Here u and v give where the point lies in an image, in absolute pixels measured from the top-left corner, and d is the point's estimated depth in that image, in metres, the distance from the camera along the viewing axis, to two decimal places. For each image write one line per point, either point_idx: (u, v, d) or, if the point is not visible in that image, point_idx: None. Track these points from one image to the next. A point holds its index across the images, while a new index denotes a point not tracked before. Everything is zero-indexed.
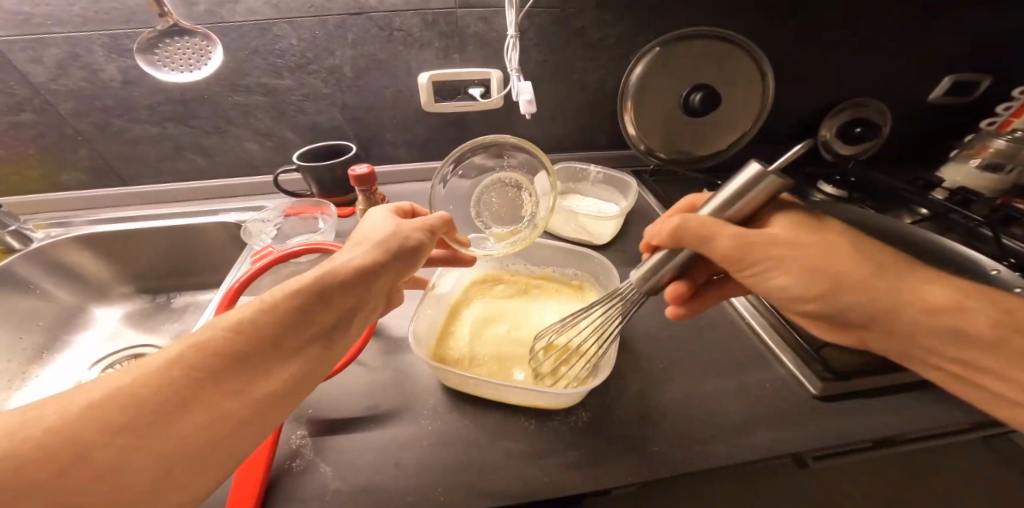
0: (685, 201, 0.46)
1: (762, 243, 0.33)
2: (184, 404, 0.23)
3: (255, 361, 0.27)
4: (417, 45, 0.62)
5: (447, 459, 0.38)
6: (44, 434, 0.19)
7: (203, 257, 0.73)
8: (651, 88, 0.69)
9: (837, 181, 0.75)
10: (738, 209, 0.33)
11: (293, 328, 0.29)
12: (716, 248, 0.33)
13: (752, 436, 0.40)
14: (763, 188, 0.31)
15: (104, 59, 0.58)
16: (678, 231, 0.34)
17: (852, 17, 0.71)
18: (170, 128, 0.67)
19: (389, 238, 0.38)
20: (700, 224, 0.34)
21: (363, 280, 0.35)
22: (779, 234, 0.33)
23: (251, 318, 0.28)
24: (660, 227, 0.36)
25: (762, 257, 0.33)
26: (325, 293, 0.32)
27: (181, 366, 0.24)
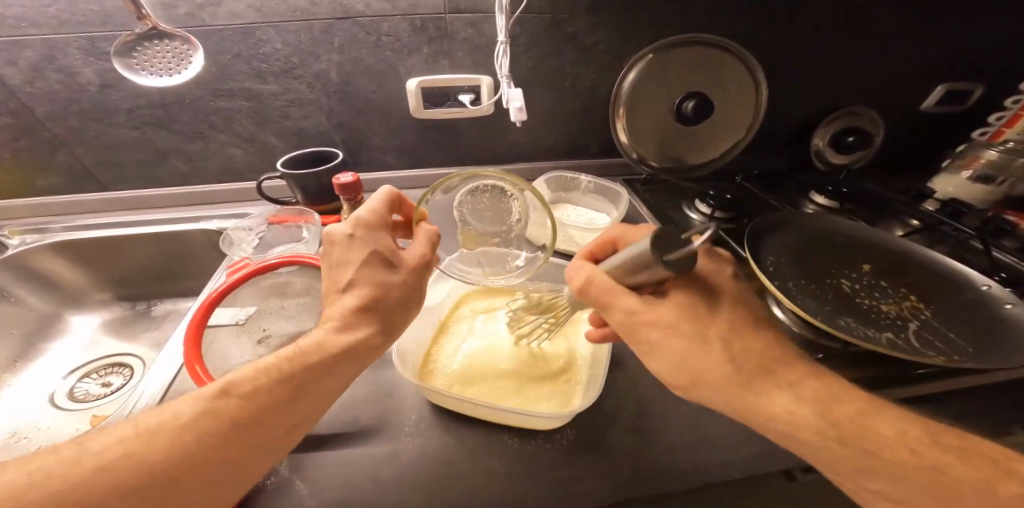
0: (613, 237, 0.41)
1: (647, 322, 0.31)
2: (188, 470, 0.26)
3: (260, 428, 0.28)
4: (405, 51, 0.61)
5: (428, 477, 0.36)
6: (58, 491, 0.23)
7: (184, 264, 0.71)
8: (643, 97, 0.68)
9: (830, 191, 0.73)
10: (642, 276, 0.30)
11: (298, 395, 0.30)
12: (611, 317, 0.32)
13: (742, 454, 0.39)
14: (651, 267, 0.29)
15: (81, 62, 0.56)
16: (583, 290, 0.33)
17: (843, 28, 0.71)
18: (151, 132, 0.65)
19: (399, 288, 0.36)
20: (603, 285, 0.32)
21: (371, 339, 0.34)
22: (665, 315, 0.31)
23: (257, 381, 0.30)
24: (573, 274, 0.34)
25: (647, 341, 0.31)
26: (332, 356, 0.32)
27: (192, 432, 0.27)
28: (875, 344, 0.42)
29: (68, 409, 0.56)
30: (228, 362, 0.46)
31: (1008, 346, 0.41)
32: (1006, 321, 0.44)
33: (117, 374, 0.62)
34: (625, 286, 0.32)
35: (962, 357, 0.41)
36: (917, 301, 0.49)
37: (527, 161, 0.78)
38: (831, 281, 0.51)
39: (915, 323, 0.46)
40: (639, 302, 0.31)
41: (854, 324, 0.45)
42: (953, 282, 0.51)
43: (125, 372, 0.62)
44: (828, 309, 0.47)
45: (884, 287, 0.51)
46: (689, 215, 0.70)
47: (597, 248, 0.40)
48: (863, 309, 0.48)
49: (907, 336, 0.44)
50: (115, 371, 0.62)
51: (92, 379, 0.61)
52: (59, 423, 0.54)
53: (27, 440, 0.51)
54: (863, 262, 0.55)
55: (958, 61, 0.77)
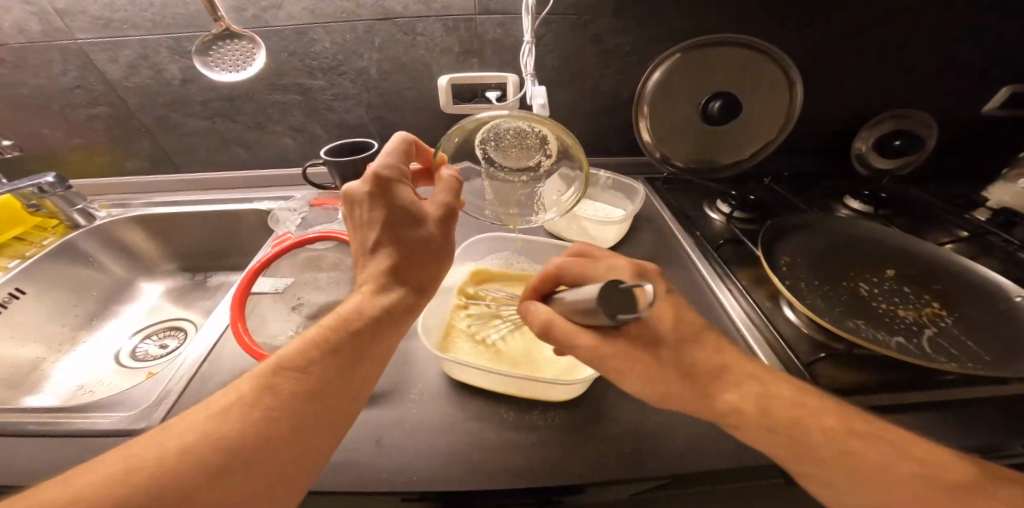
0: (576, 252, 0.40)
1: (609, 357, 0.32)
2: (265, 443, 0.27)
3: (319, 394, 0.31)
4: (438, 50, 0.65)
5: (425, 441, 0.38)
6: (153, 474, 0.24)
7: (235, 241, 0.79)
8: (668, 96, 0.69)
9: (865, 195, 0.71)
10: (592, 321, 0.30)
11: (345, 357, 0.33)
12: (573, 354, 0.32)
13: (738, 443, 0.38)
14: (596, 318, 0.29)
15: (168, 60, 0.65)
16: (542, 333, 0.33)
17: (892, 26, 0.67)
18: (219, 123, 0.74)
19: (421, 258, 0.41)
20: (563, 328, 0.32)
21: (401, 304, 0.38)
22: (624, 350, 0.32)
23: (305, 354, 0.32)
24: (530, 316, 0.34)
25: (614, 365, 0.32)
26: (370, 325, 0.36)
27: (262, 409, 0.29)
28: (883, 346, 0.40)
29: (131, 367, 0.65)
30: (268, 326, 0.51)
31: None
32: None
33: (173, 336, 0.70)
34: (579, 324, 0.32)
35: (978, 365, 0.39)
36: (940, 308, 0.46)
37: None
38: (846, 284, 0.49)
39: (933, 329, 0.43)
40: (595, 336, 0.32)
41: (864, 326, 0.43)
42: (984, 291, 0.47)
43: (180, 335, 0.70)
44: (837, 310, 0.45)
45: (906, 292, 0.48)
46: (708, 214, 0.69)
47: (538, 284, 0.38)
48: (878, 313, 0.45)
49: (918, 341, 0.41)
50: (171, 334, 0.71)
51: (152, 340, 0.70)
52: (122, 379, 0.62)
53: (93, 394, 0.59)
54: (888, 267, 0.52)
55: (1008, 64, 0.71)
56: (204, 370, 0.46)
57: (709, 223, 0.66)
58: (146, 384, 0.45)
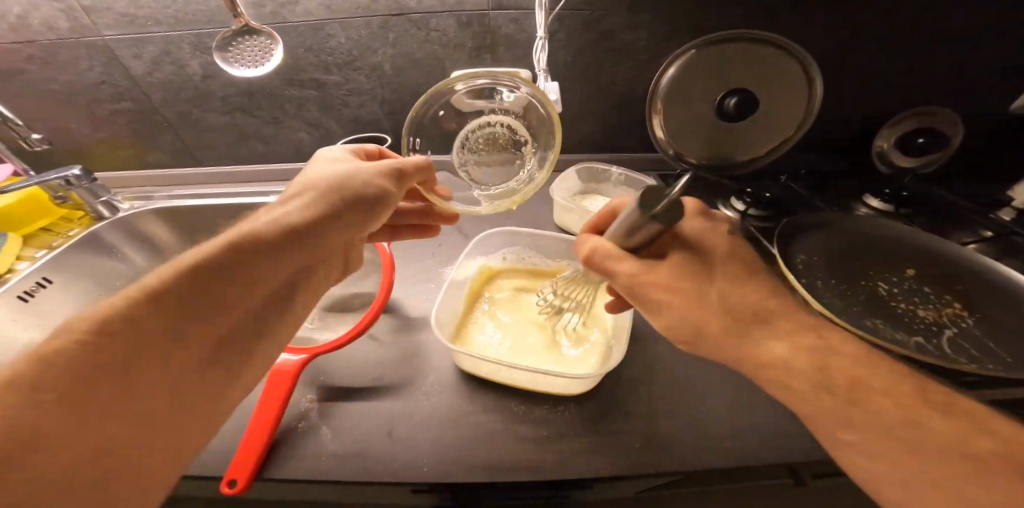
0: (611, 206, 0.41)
1: (649, 284, 0.32)
2: (106, 364, 0.22)
3: (189, 321, 0.26)
4: (452, 45, 0.65)
5: (435, 433, 0.39)
6: None
7: None
8: (682, 92, 0.69)
9: (885, 195, 0.69)
10: (638, 237, 0.32)
11: (226, 287, 0.29)
12: (612, 278, 0.33)
13: (748, 441, 0.38)
14: (639, 225, 0.31)
15: (190, 56, 0.67)
16: (586, 261, 0.35)
17: (922, 19, 0.65)
18: (238, 117, 0.75)
19: (342, 195, 0.37)
20: (604, 254, 0.34)
21: (304, 239, 0.34)
22: (664, 275, 0.32)
23: (177, 279, 0.28)
24: (578, 247, 0.36)
25: (654, 294, 0.32)
26: (262, 254, 0.32)
27: (105, 328, 0.23)
28: (900, 346, 0.39)
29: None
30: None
31: None
32: None
33: None
34: (624, 250, 0.34)
35: (1000, 368, 0.37)
36: (961, 308, 0.45)
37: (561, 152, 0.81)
38: (864, 283, 0.48)
39: (953, 330, 0.42)
40: (636, 261, 0.33)
41: (882, 326, 0.42)
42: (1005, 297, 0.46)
43: None
44: (854, 309, 0.44)
45: (925, 292, 0.47)
46: (722, 211, 0.68)
47: (599, 220, 0.41)
48: (896, 313, 0.44)
49: (938, 342, 0.40)
50: None
51: None
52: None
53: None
54: (908, 267, 0.51)
55: None
56: None
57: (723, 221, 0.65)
58: None
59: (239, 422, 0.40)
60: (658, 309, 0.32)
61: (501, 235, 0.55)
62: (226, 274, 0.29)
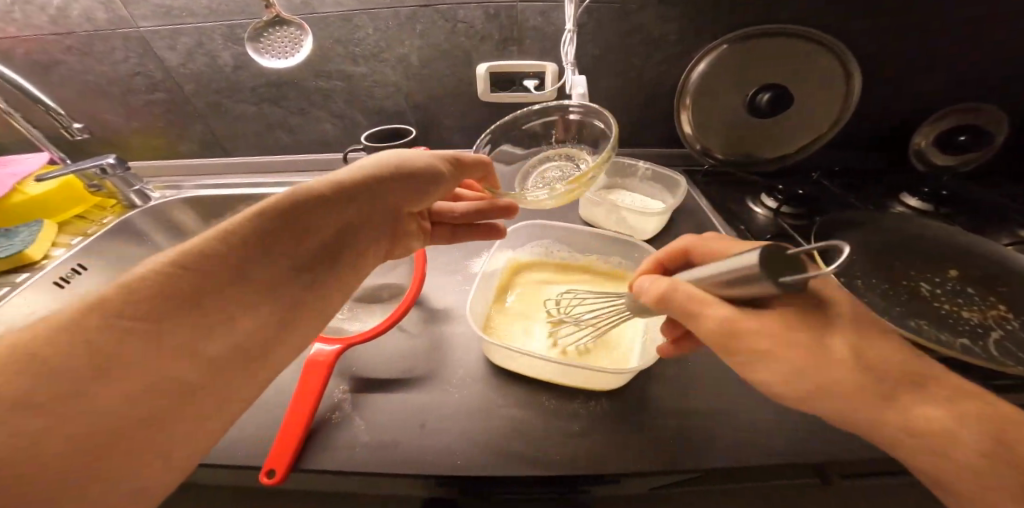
0: (682, 245, 0.40)
1: (744, 334, 0.28)
2: (161, 315, 0.24)
3: (239, 275, 0.27)
4: (479, 37, 0.65)
5: (468, 426, 0.39)
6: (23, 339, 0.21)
7: None
8: (712, 86, 0.67)
9: (922, 193, 0.67)
10: (743, 291, 0.27)
11: (279, 243, 0.30)
12: (697, 326, 0.29)
13: (783, 440, 0.37)
14: (751, 285, 0.26)
15: (221, 47, 0.68)
16: (662, 301, 0.31)
17: (968, 11, 0.62)
18: (266, 108, 0.77)
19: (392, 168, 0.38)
20: (688, 297, 0.30)
21: (353, 204, 0.35)
22: (761, 334, 0.28)
23: (234, 232, 0.29)
24: (648, 286, 0.32)
25: (749, 351, 0.28)
26: (313, 213, 0.32)
27: (166, 279, 0.25)
28: (944, 347, 0.38)
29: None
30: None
31: None
32: None
33: None
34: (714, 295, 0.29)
35: None
36: (1007, 310, 0.43)
37: None
38: (905, 283, 0.46)
39: (999, 332, 0.41)
40: (732, 310, 0.29)
41: (926, 326, 0.41)
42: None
43: None
44: (896, 310, 0.43)
45: (970, 293, 0.45)
46: (751, 208, 0.67)
47: (666, 258, 0.40)
48: (939, 313, 0.43)
49: (984, 344, 0.39)
50: None
51: None
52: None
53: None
54: (950, 267, 0.49)
55: None
56: None
57: (752, 218, 0.64)
58: None
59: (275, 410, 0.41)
60: (757, 363, 0.28)
61: (534, 230, 0.55)
62: (283, 230, 0.30)
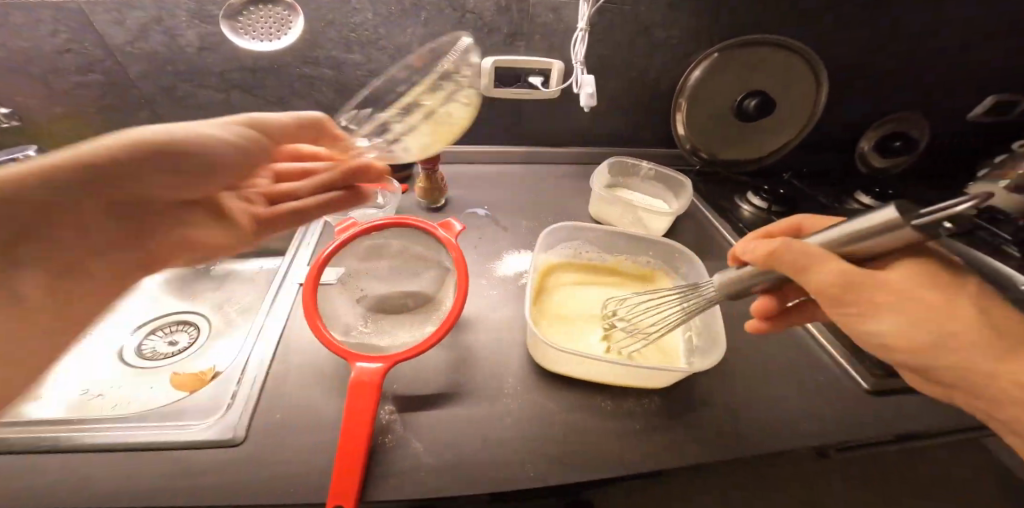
0: (795, 222, 0.42)
1: (859, 287, 0.29)
2: None
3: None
4: (488, 29, 0.63)
5: (531, 436, 0.39)
6: None
7: None
8: (706, 91, 0.71)
9: (874, 192, 0.76)
10: (868, 245, 0.27)
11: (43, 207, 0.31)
12: (806, 281, 0.30)
13: (810, 420, 0.42)
14: (887, 237, 0.26)
15: (185, 25, 0.59)
16: (768, 258, 0.32)
17: (912, 33, 0.72)
18: (235, 96, 0.68)
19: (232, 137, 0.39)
20: (801, 252, 0.30)
21: (181, 171, 0.36)
22: (882, 291, 0.29)
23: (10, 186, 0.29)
24: (757, 244, 0.33)
25: (864, 303, 0.29)
26: (130, 169, 0.33)
27: None
28: None
29: (145, 367, 0.62)
30: (339, 316, 0.48)
31: None
32: None
33: (183, 332, 0.68)
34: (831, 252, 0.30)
35: None
36: None
37: (582, 145, 0.81)
38: None
39: None
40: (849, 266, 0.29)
41: None
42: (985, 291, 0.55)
43: (190, 331, 0.68)
44: None
45: None
46: (739, 205, 0.73)
47: (783, 230, 0.42)
48: None
49: None
50: (180, 331, 0.68)
51: (159, 336, 0.67)
52: (138, 382, 0.59)
53: (130, 404, 0.56)
54: None
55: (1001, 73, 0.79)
56: (274, 371, 0.44)
57: (744, 215, 0.70)
58: (209, 387, 0.42)
59: (319, 439, 0.38)
60: (868, 318, 0.30)
61: (568, 231, 0.55)
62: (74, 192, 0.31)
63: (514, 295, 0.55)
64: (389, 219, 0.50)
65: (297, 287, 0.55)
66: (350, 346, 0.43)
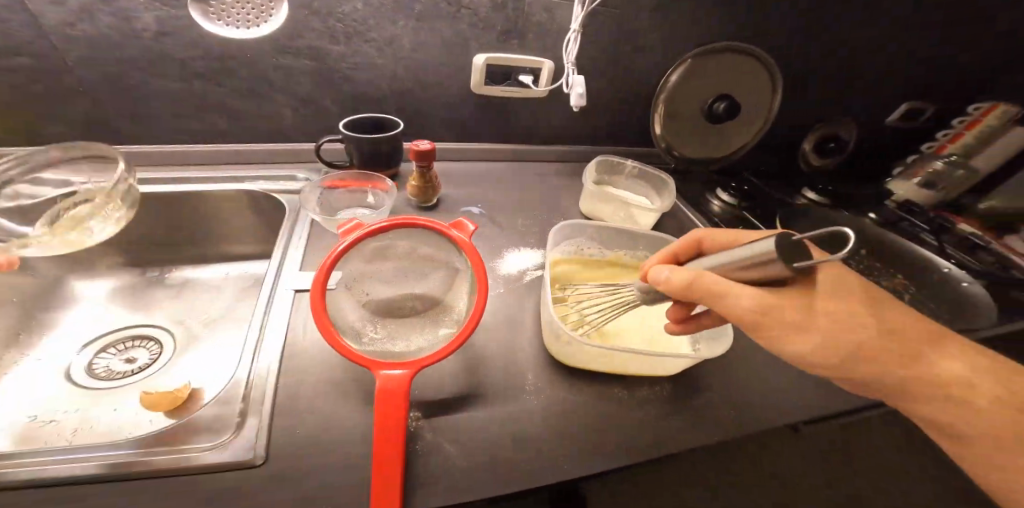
0: (694, 238, 0.45)
1: (779, 314, 0.32)
2: None
3: None
4: (481, 25, 0.63)
5: (559, 431, 0.40)
6: None
7: (210, 226, 0.68)
8: (682, 94, 0.76)
9: (819, 189, 0.86)
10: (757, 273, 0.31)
11: None
12: (727, 309, 0.33)
13: (793, 393, 0.48)
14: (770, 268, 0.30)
15: (142, 6, 0.53)
16: (686, 288, 0.34)
17: (843, 48, 0.84)
18: (197, 86, 0.61)
19: None
20: (713, 282, 0.33)
21: None
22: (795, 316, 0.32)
23: None
24: (668, 276, 0.36)
25: (781, 326, 0.33)
26: None
27: None
28: None
29: (101, 388, 0.52)
30: (348, 321, 0.46)
31: (970, 309, 0.59)
32: (964, 293, 0.63)
33: (141, 348, 0.59)
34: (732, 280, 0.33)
35: (946, 317, 0.58)
36: (903, 280, 0.67)
37: (565, 144, 0.83)
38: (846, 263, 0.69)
39: (907, 293, 0.64)
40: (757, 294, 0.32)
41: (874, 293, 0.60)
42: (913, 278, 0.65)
43: (150, 347, 0.59)
44: None
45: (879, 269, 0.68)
46: (711, 201, 0.79)
47: (681, 251, 0.45)
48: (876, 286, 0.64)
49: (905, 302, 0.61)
50: (139, 346, 0.59)
51: (112, 354, 0.57)
52: (93, 402, 0.50)
53: (90, 428, 0.47)
54: (865, 249, 0.74)
55: (912, 84, 0.93)
56: (283, 383, 0.42)
57: (717, 209, 0.77)
58: (213, 404, 0.38)
59: (353, 453, 0.36)
60: (793, 337, 0.33)
61: (573, 227, 0.57)
62: None
63: (519, 292, 0.57)
64: (395, 219, 0.48)
65: (292, 292, 0.52)
66: (369, 353, 0.41)
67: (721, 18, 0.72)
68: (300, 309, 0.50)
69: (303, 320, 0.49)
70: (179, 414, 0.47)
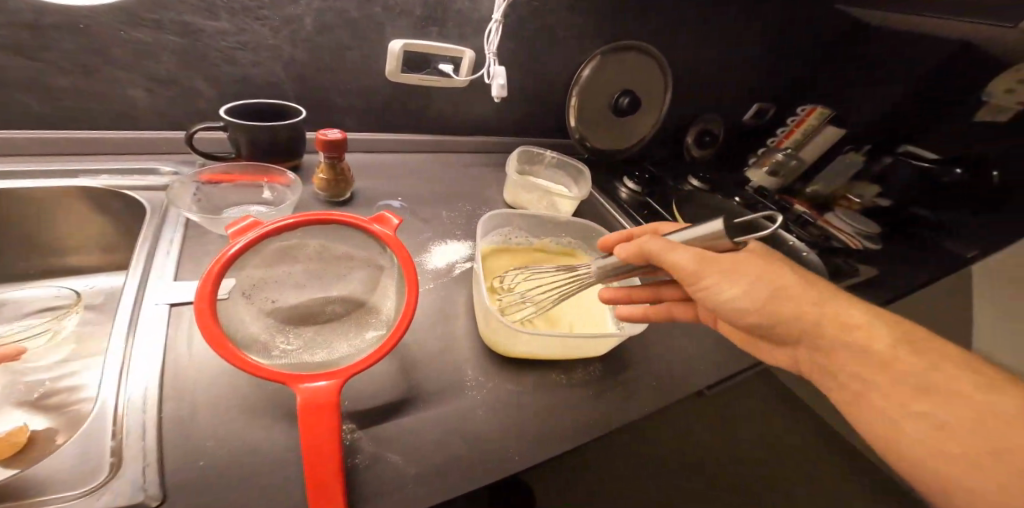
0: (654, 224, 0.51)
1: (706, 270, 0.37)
2: None
3: None
4: (397, 11, 0.60)
5: (506, 423, 0.41)
6: None
7: (35, 237, 0.53)
8: (591, 89, 0.82)
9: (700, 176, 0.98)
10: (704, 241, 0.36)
11: None
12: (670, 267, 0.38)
13: (696, 357, 0.56)
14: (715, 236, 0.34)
15: None
16: (637, 252, 0.40)
17: (712, 57, 0.99)
18: (1, 58, 0.47)
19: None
20: (659, 246, 0.38)
21: None
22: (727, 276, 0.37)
23: None
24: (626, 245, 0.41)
25: (712, 276, 0.37)
26: None
27: None
28: None
29: None
30: (253, 335, 0.40)
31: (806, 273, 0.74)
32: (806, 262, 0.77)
33: None
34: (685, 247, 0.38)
35: None
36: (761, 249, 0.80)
37: (483, 136, 0.83)
38: None
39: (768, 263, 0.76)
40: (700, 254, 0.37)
41: None
42: (773, 248, 0.80)
43: None
44: None
45: None
46: (620, 189, 0.87)
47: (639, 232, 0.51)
48: None
49: None
50: None
51: None
52: None
53: None
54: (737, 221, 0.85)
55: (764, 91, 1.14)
56: (176, 416, 0.34)
57: (625, 197, 0.85)
58: (67, 447, 0.30)
59: (283, 480, 0.32)
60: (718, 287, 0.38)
61: (497, 215, 0.58)
62: None
63: (449, 287, 0.56)
64: (305, 215, 0.43)
65: (167, 308, 0.43)
66: (283, 367, 0.36)
67: (619, 23, 0.79)
68: (180, 327, 0.42)
69: (188, 340, 0.41)
70: (17, 464, 0.35)
